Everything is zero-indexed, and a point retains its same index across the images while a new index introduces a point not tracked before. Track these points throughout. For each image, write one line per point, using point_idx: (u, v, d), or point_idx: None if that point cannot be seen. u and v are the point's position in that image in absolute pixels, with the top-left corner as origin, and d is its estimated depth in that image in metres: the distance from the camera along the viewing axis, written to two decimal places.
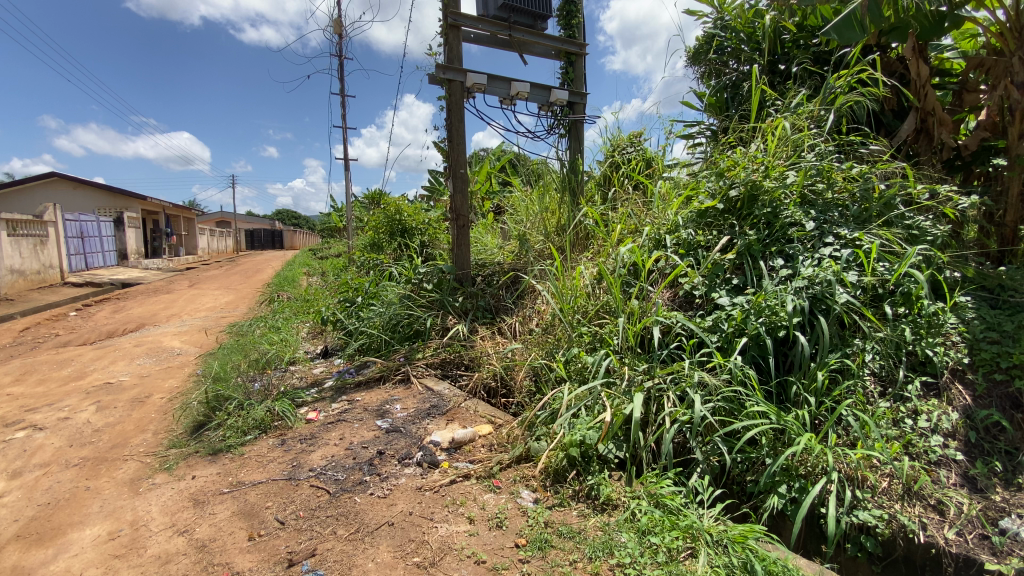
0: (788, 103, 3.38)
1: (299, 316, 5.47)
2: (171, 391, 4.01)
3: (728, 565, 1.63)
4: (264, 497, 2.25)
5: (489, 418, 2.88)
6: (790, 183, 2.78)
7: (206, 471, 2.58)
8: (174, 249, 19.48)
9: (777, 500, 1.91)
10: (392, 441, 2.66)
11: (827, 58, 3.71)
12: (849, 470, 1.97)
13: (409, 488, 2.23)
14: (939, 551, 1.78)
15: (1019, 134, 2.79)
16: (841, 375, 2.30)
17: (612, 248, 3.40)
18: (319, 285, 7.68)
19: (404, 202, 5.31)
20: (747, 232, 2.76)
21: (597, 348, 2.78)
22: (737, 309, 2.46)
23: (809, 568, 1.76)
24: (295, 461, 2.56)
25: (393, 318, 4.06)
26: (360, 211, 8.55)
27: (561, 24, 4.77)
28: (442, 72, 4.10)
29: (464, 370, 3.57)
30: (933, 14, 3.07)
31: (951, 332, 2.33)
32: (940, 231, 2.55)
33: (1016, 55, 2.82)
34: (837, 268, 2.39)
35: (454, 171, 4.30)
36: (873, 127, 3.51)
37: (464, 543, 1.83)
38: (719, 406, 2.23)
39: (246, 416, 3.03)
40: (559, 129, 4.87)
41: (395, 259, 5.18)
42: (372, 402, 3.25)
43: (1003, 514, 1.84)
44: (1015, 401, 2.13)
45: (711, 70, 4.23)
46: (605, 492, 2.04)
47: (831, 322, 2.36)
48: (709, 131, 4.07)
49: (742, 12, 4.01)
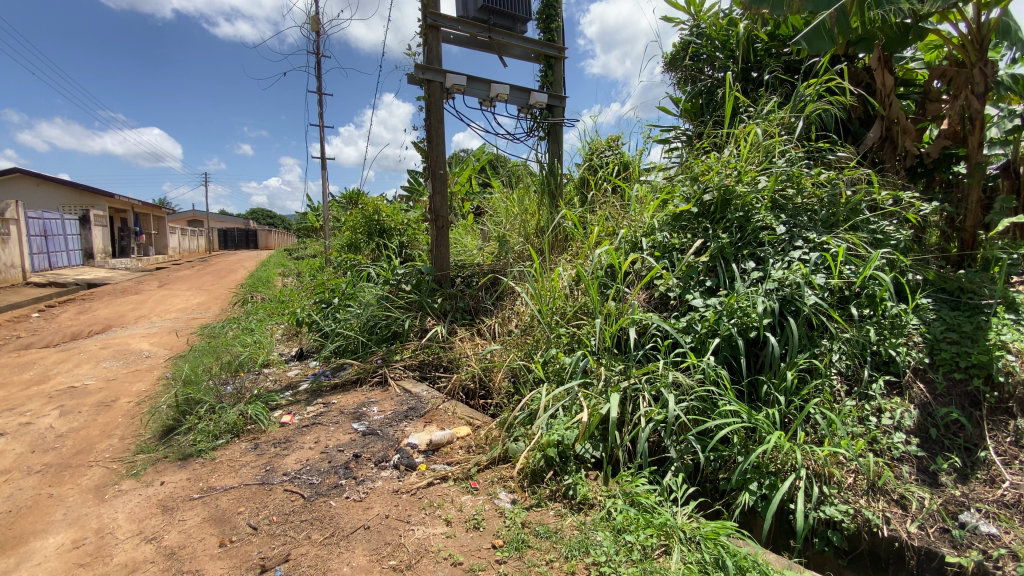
0: (759, 110, 3.47)
1: (274, 317, 5.37)
2: (139, 394, 3.88)
3: (701, 562, 1.67)
4: (235, 502, 2.21)
5: (467, 420, 2.88)
6: (761, 188, 2.86)
7: (175, 476, 2.52)
8: (143, 249, 18.90)
9: (748, 497, 1.97)
10: (368, 444, 2.64)
11: (797, 67, 3.83)
12: (816, 466, 2.02)
13: (385, 491, 2.22)
14: (902, 544, 1.85)
15: (978, 144, 2.94)
16: (809, 375, 2.36)
17: (590, 249, 3.43)
18: (294, 286, 7.53)
19: (382, 202, 5.26)
20: (719, 235, 2.83)
21: (575, 348, 2.81)
22: (710, 310, 2.52)
23: (778, 563, 1.80)
24: (268, 466, 2.51)
25: (370, 319, 4.01)
26: (337, 210, 8.43)
27: (541, 27, 4.81)
28: (421, 72, 4.10)
29: (443, 372, 3.55)
30: (898, 26, 3.20)
31: (913, 332, 2.43)
32: (902, 236, 2.67)
33: (977, 67, 2.95)
34: (805, 270, 2.46)
35: (432, 171, 4.27)
36: (841, 135, 3.62)
37: (440, 545, 1.82)
38: (693, 406, 2.27)
39: (218, 420, 2.97)
40: (538, 132, 4.90)
41: (373, 259, 5.13)
42: (348, 405, 3.20)
43: (962, 508, 1.92)
44: (973, 399, 2.24)
45: (687, 76, 4.32)
46: (581, 492, 2.06)
47: (800, 323, 2.43)
48: (684, 136, 4.15)
49: (716, 20, 4.10)
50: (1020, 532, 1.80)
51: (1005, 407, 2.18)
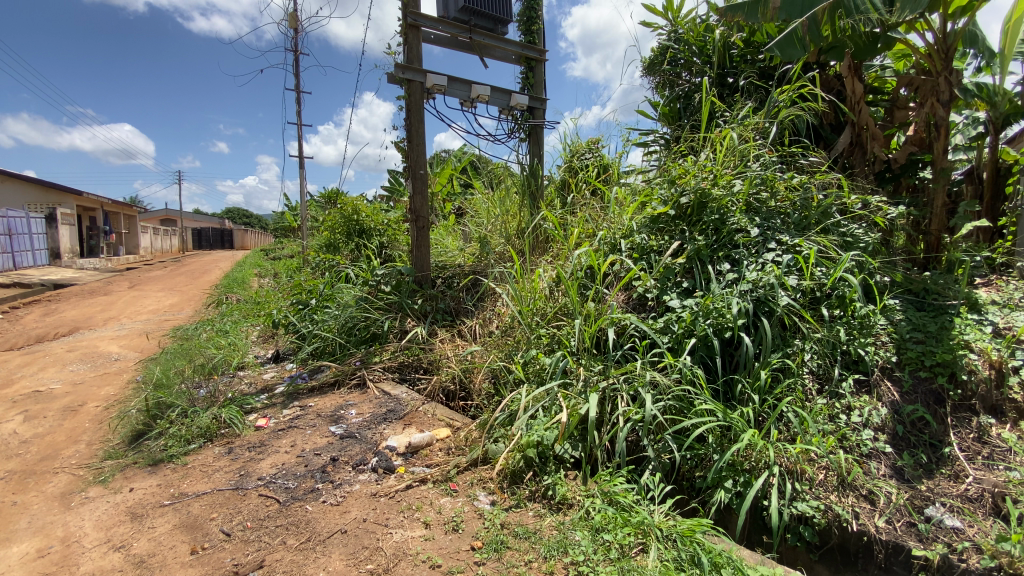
0: (735, 114, 3.54)
1: (249, 318, 5.26)
2: (107, 399, 3.76)
3: (677, 559, 1.70)
4: (208, 509, 2.15)
5: (447, 422, 2.86)
6: (736, 191, 2.91)
7: (145, 482, 2.44)
8: (113, 248, 18.34)
9: (723, 494, 2.01)
10: (346, 448, 2.60)
11: (771, 73, 3.93)
12: (789, 463, 2.07)
13: (363, 494, 2.19)
14: (870, 538, 1.90)
15: (943, 150, 3.06)
16: (783, 374, 2.42)
17: (570, 251, 3.45)
18: (270, 287, 7.39)
19: (361, 202, 5.20)
20: (696, 237, 2.88)
21: (555, 349, 2.83)
22: (687, 311, 2.56)
23: (752, 559, 1.84)
24: (243, 471, 2.46)
25: (349, 321, 3.96)
26: (316, 210, 8.30)
27: (521, 28, 4.82)
28: (401, 71, 4.07)
29: (423, 374, 3.52)
30: (867, 35, 3.30)
31: (881, 332, 2.52)
32: (870, 239, 2.76)
33: (942, 76, 3.05)
34: (778, 272, 2.52)
35: (413, 171, 4.25)
36: (813, 140, 3.71)
37: (419, 548, 1.81)
38: (670, 405, 2.31)
39: (190, 424, 2.89)
40: (519, 133, 4.90)
41: (352, 260, 5.07)
42: (325, 408, 3.15)
43: (927, 503, 1.99)
44: (937, 396, 2.32)
45: (665, 80, 4.37)
46: (560, 492, 2.07)
47: (773, 323, 2.48)
48: (662, 140, 4.21)
49: (693, 26, 4.17)
50: (982, 525, 1.87)
51: (968, 404, 2.27)
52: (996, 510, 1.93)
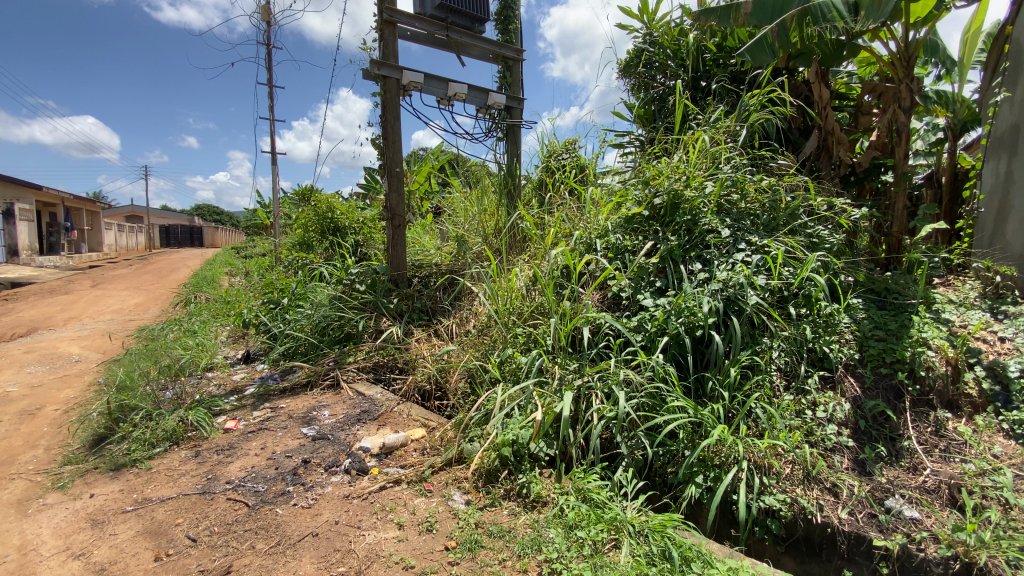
0: (707, 118, 3.61)
1: (219, 318, 5.11)
2: (67, 402, 3.61)
3: (648, 554, 1.73)
4: (173, 514, 2.09)
5: (422, 422, 2.84)
6: (708, 193, 2.97)
7: (106, 488, 2.35)
8: (74, 245, 17.57)
9: (694, 489, 2.05)
10: (318, 450, 2.56)
11: (742, 78, 4.02)
12: (757, 458, 2.12)
13: (335, 496, 2.16)
14: (834, 530, 1.96)
15: (904, 155, 3.19)
16: (751, 371, 2.47)
17: (546, 250, 3.47)
18: (241, 286, 7.21)
19: (336, 200, 5.11)
20: (669, 237, 2.93)
21: (531, 348, 2.84)
22: (660, 310, 2.61)
23: (721, 553, 1.88)
24: (210, 475, 2.39)
25: (322, 320, 3.89)
26: (288, 208, 8.13)
27: (498, 28, 4.82)
28: (377, 67, 4.01)
29: (398, 374, 3.49)
30: (833, 43, 3.41)
31: (845, 330, 2.61)
32: (835, 240, 2.85)
33: (904, 83, 3.17)
34: (748, 272, 2.58)
35: (388, 169, 4.20)
36: (781, 143, 3.80)
37: (392, 550, 1.80)
38: (643, 402, 2.35)
39: (155, 427, 2.80)
40: (497, 133, 4.90)
41: (326, 259, 4.98)
42: (297, 410, 3.09)
43: (888, 494, 2.06)
44: (897, 392, 2.41)
45: (640, 83, 4.42)
46: (535, 490, 2.09)
47: (743, 322, 2.54)
48: (637, 142, 4.26)
49: (668, 29, 4.23)
50: (939, 515, 1.95)
51: (926, 399, 2.37)
52: (952, 501, 2.01)
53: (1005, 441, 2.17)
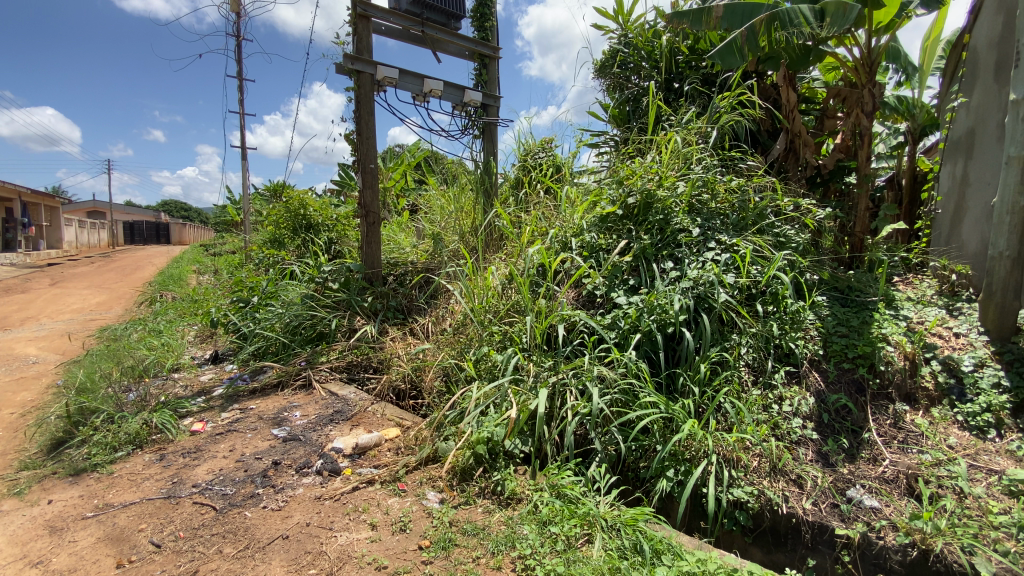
0: (679, 119, 3.68)
1: (186, 317, 4.96)
2: (22, 405, 3.45)
3: (620, 548, 1.76)
4: (136, 519, 2.02)
5: (396, 421, 2.82)
6: (679, 193, 3.03)
7: (65, 494, 2.26)
8: (31, 242, 16.78)
9: (665, 483, 2.09)
10: (289, 451, 2.51)
11: (713, 80, 4.10)
12: (726, 452, 2.18)
13: (306, 498, 2.13)
14: (798, 520, 2.03)
15: (866, 158, 3.32)
16: (721, 367, 2.53)
17: (522, 249, 3.48)
18: (210, 284, 7.00)
19: (308, 196, 5.01)
20: (642, 236, 2.98)
21: (506, 346, 2.84)
22: (632, 308, 2.65)
23: (690, 545, 1.93)
24: (176, 478, 2.32)
25: (294, 320, 3.81)
26: (259, 204, 7.92)
27: (475, 25, 4.80)
28: (350, 62, 3.94)
29: (372, 374, 3.45)
30: (800, 47, 3.49)
31: (810, 327, 2.70)
32: (801, 240, 2.93)
33: (867, 88, 3.30)
34: (717, 269, 2.65)
35: (363, 165, 4.14)
36: (751, 145, 3.89)
37: (364, 550, 1.78)
38: (616, 398, 2.38)
39: (117, 430, 2.70)
40: (473, 130, 4.89)
41: (298, 257, 4.88)
42: (268, 410, 3.04)
43: (849, 485, 2.13)
44: (859, 385, 2.50)
45: (615, 83, 4.47)
46: (509, 487, 2.09)
47: (712, 319, 2.60)
48: (612, 141, 4.31)
49: (642, 31, 4.29)
50: (897, 504, 2.03)
51: (885, 392, 2.47)
52: (910, 490, 2.09)
53: (958, 433, 2.29)
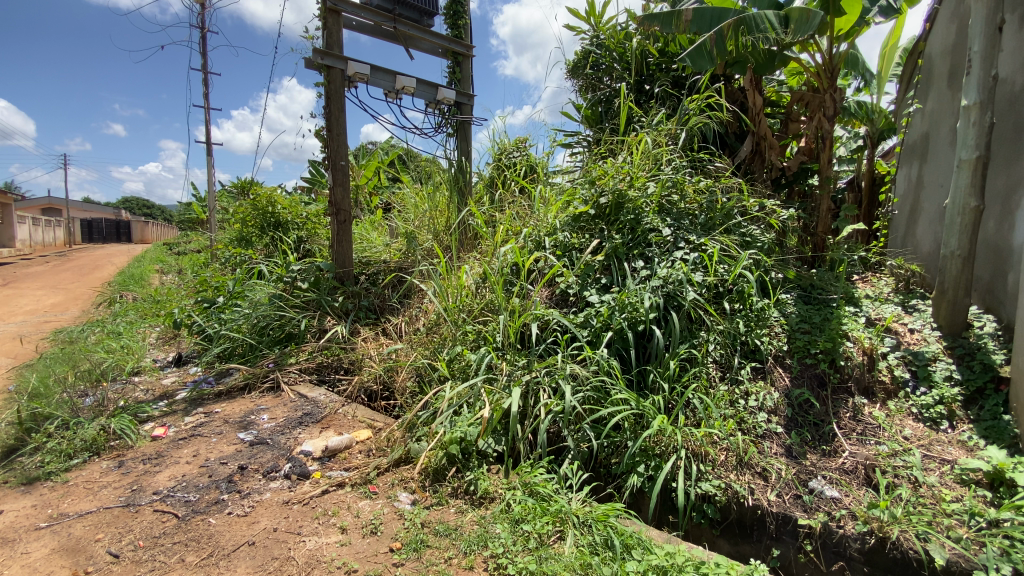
0: (650, 120, 3.74)
1: (147, 318, 4.78)
2: None
3: (591, 544, 1.78)
4: (92, 529, 1.94)
5: (368, 422, 2.78)
6: (650, 193, 3.08)
7: (16, 504, 2.15)
8: None
9: (636, 478, 2.13)
10: (256, 455, 2.45)
11: (683, 83, 4.18)
12: (694, 446, 2.23)
13: (274, 503, 2.08)
14: (763, 511, 2.08)
15: (828, 160, 3.44)
16: (689, 364, 2.58)
17: (496, 248, 3.47)
18: (173, 285, 6.76)
19: (277, 194, 4.89)
20: (613, 236, 3.02)
21: (480, 345, 2.84)
22: (605, 306, 2.69)
23: (660, 539, 1.97)
24: (135, 486, 2.24)
25: (261, 320, 3.73)
26: (225, 200, 7.69)
27: (448, 22, 4.78)
28: (320, 57, 3.86)
29: (343, 374, 3.40)
30: (765, 52, 3.59)
31: (775, 324, 2.79)
32: (765, 239, 3.02)
33: (829, 93, 3.42)
34: (686, 268, 2.71)
35: (333, 163, 4.06)
36: (719, 147, 3.97)
37: (334, 554, 1.75)
38: (588, 395, 2.41)
39: (73, 437, 2.58)
40: (446, 129, 4.86)
41: (266, 255, 4.77)
42: (234, 414, 2.95)
43: (811, 476, 2.20)
44: (820, 380, 2.59)
45: (587, 84, 4.52)
46: (482, 487, 2.09)
47: (681, 317, 2.66)
48: (585, 142, 4.35)
49: (614, 33, 4.34)
50: (856, 494, 2.10)
51: (845, 386, 2.56)
52: (868, 480, 2.18)
53: (912, 424, 2.39)
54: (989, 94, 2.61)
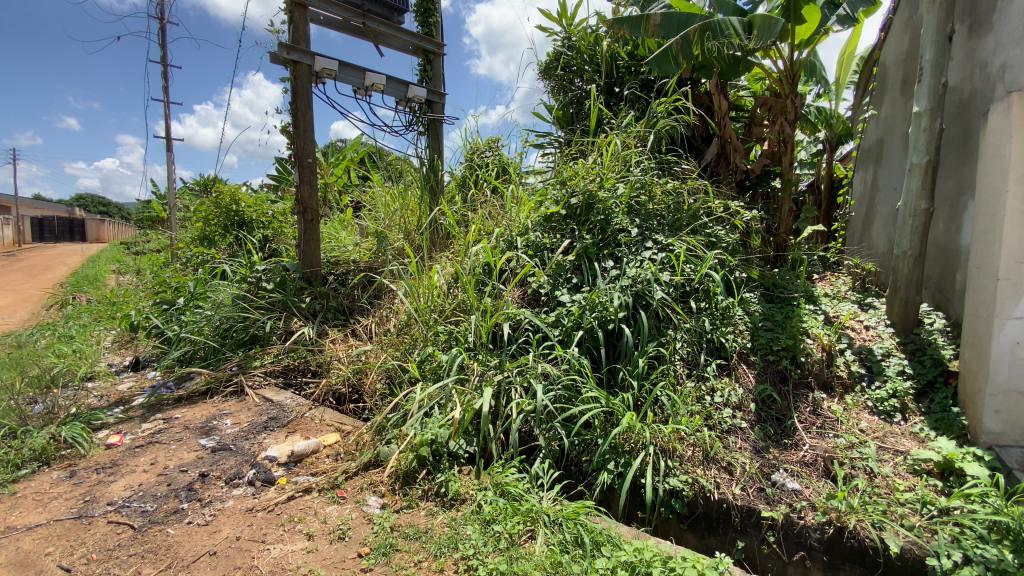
0: (620, 122, 3.79)
1: (102, 321, 4.57)
2: None
3: (562, 542, 1.80)
4: (41, 543, 1.84)
5: (336, 426, 2.73)
6: (619, 194, 3.14)
7: None
8: None
9: (606, 475, 2.16)
10: (218, 461, 2.37)
11: (652, 86, 4.26)
12: (663, 443, 2.28)
13: (237, 510, 2.02)
14: (729, 505, 2.13)
15: (790, 163, 3.55)
16: (658, 361, 2.63)
17: (468, 248, 3.46)
18: (129, 286, 6.49)
19: (241, 192, 4.74)
20: (584, 236, 3.06)
21: (451, 346, 2.82)
22: (575, 305, 2.72)
23: (629, 534, 2.00)
24: (88, 496, 2.13)
25: (224, 322, 3.61)
26: (187, 198, 7.43)
27: (419, 20, 4.74)
28: (286, 51, 3.77)
29: (311, 377, 3.32)
30: (729, 57, 3.68)
31: (739, 321, 2.87)
32: (730, 240, 3.10)
33: (790, 98, 3.53)
34: (654, 268, 2.76)
35: (300, 160, 3.96)
36: (686, 149, 4.06)
37: (300, 561, 1.71)
38: (559, 394, 2.43)
39: (19, 446, 2.45)
40: (417, 127, 4.82)
41: (230, 255, 4.62)
42: (195, 419, 2.85)
43: (774, 469, 2.26)
44: (782, 375, 2.67)
45: (559, 85, 4.55)
46: (453, 488, 2.08)
47: (650, 315, 2.70)
48: (557, 143, 4.38)
49: (584, 35, 4.38)
50: (816, 485, 2.17)
51: (805, 381, 2.65)
52: (826, 472, 2.25)
53: (868, 417, 2.49)
54: (939, 101, 2.74)
